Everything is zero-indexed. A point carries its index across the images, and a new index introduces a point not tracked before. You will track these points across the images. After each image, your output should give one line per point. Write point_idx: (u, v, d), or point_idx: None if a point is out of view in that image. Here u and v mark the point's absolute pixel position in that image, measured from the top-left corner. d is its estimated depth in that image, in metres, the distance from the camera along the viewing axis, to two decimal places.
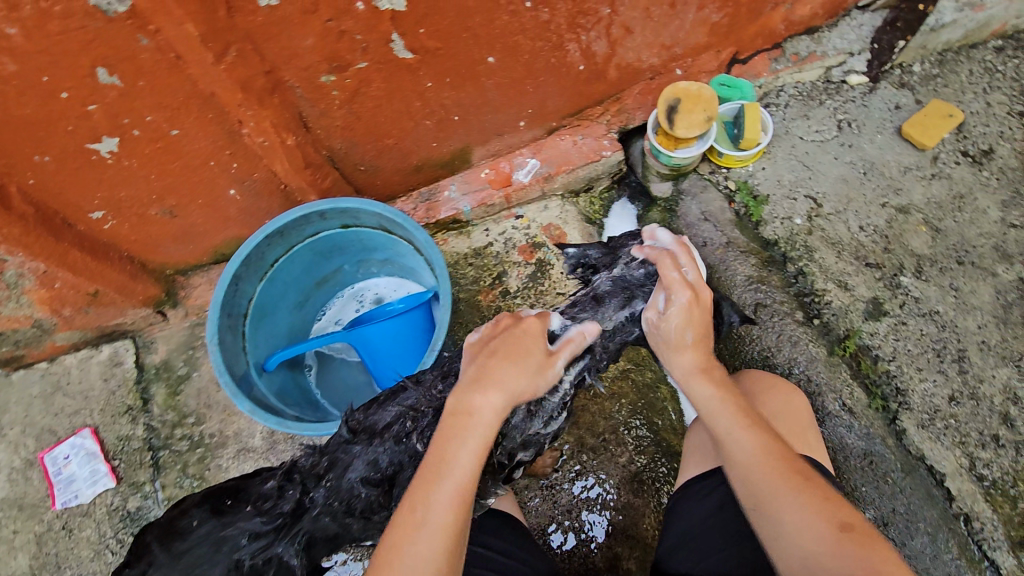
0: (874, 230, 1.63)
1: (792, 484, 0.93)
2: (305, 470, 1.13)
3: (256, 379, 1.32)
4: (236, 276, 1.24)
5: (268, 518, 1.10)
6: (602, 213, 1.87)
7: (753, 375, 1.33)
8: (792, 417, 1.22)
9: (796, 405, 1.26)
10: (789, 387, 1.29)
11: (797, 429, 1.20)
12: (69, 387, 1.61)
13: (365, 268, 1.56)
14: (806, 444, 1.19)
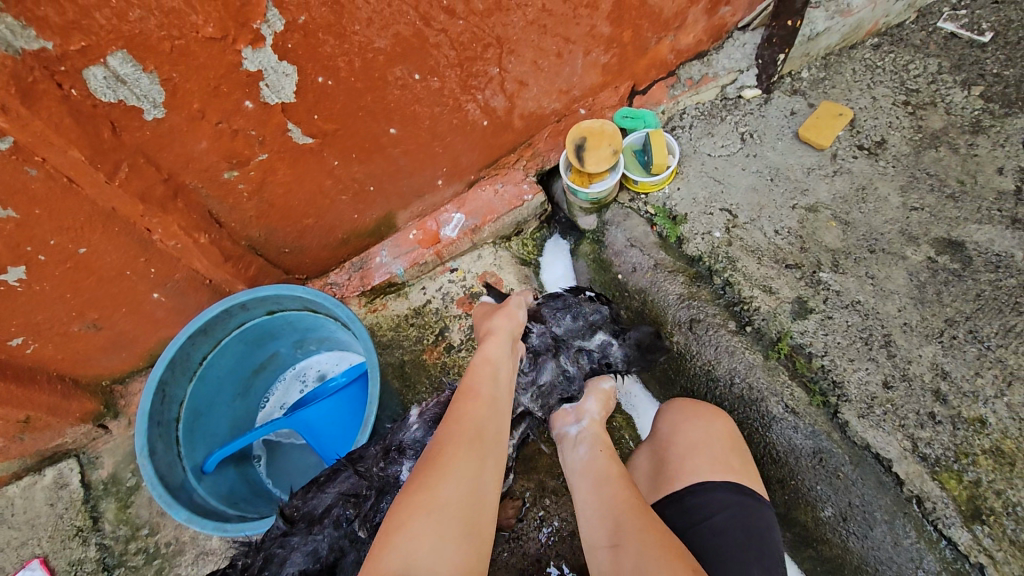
0: (788, 232, 1.70)
1: (640, 520, 1.04)
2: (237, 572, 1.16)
3: (197, 483, 1.29)
4: (161, 382, 1.24)
5: None
6: (537, 253, 1.94)
7: (678, 402, 1.37)
8: (716, 438, 1.26)
9: (719, 425, 1.29)
10: (711, 410, 1.32)
11: (721, 452, 1.24)
12: (14, 518, 1.55)
13: (303, 347, 1.56)
14: (733, 467, 1.22)
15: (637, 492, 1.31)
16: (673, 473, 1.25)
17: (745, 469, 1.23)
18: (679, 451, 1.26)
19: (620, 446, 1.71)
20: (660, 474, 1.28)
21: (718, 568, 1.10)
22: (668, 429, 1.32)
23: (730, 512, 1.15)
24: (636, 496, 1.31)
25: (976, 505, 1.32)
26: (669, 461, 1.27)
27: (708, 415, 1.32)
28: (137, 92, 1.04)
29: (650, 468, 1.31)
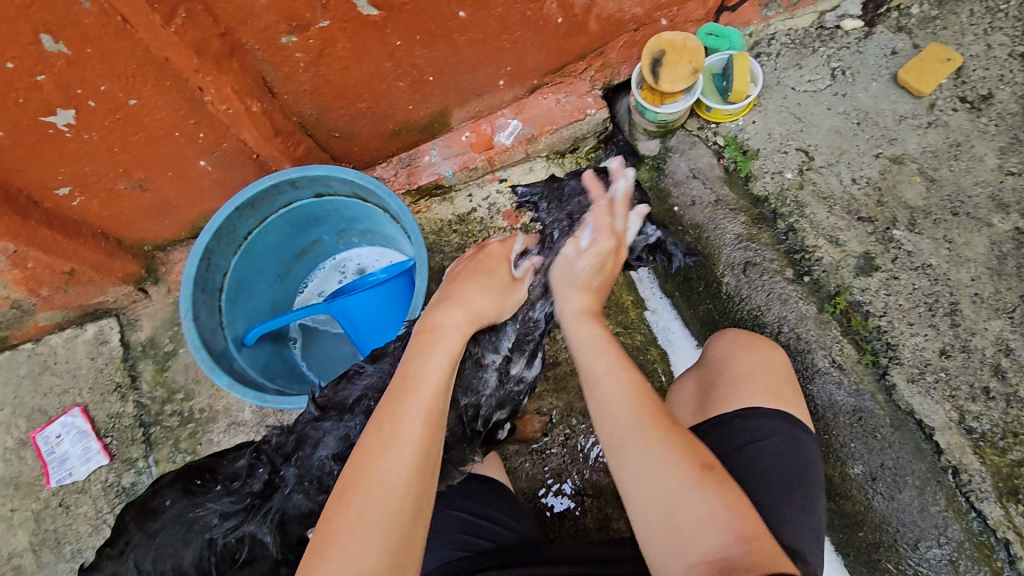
0: (867, 182, 1.58)
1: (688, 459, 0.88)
2: (271, 450, 1.13)
3: (236, 354, 1.31)
4: (208, 250, 1.22)
5: (238, 498, 1.10)
6: None
7: (731, 331, 1.32)
8: (770, 369, 1.22)
9: (774, 357, 1.25)
10: (769, 343, 1.28)
11: (775, 382, 1.20)
12: (57, 366, 1.61)
13: (345, 238, 1.53)
14: (782, 398, 1.18)
15: (677, 415, 1.27)
16: (722, 397, 1.20)
17: (796, 403, 1.20)
18: (730, 377, 1.22)
19: (652, 378, 1.66)
20: (705, 398, 1.23)
21: (758, 490, 1.09)
22: (720, 356, 1.27)
23: (780, 439, 1.13)
24: (676, 420, 1.27)
25: (1014, 484, 1.30)
26: (717, 386, 1.22)
27: (762, 347, 1.28)
28: None
29: (696, 393, 1.26)
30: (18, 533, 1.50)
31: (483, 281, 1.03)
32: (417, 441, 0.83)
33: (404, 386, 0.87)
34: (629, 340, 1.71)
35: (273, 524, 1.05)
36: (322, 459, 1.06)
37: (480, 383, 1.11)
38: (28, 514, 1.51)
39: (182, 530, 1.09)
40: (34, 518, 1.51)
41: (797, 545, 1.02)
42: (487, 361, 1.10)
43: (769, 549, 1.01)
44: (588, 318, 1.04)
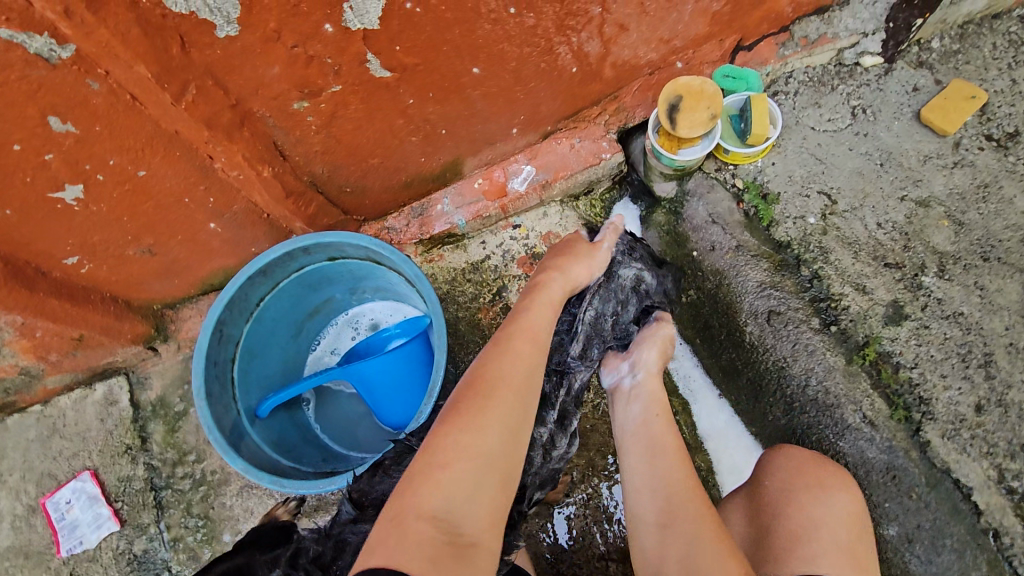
0: (893, 226, 1.54)
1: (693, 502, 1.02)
2: (309, 561, 1.06)
3: (249, 427, 1.27)
4: (220, 321, 1.19)
5: None
6: (604, 215, 1.78)
7: (793, 453, 1.30)
8: (840, 522, 1.18)
9: (843, 500, 1.21)
10: (836, 482, 1.23)
11: (846, 539, 1.17)
12: (65, 429, 1.57)
13: (358, 294, 1.50)
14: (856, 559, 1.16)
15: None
16: (781, 551, 1.17)
17: (868, 560, 1.17)
18: (792, 530, 1.19)
19: (675, 430, 1.62)
20: (760, 544, 1.20)
21: None
22: (776, 491, 1.25)
23: None
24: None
25: None
26: (778, 537, 1.19)
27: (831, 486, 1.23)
28: (211, 4, 0.91)
29: (748, 531, 1.24)
30: None
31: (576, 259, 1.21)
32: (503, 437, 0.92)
33: (503, 354, 1.02)
34: None
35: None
36: None
37: (528, 458, 1.25)
38: None
39: None
40: None
41: None
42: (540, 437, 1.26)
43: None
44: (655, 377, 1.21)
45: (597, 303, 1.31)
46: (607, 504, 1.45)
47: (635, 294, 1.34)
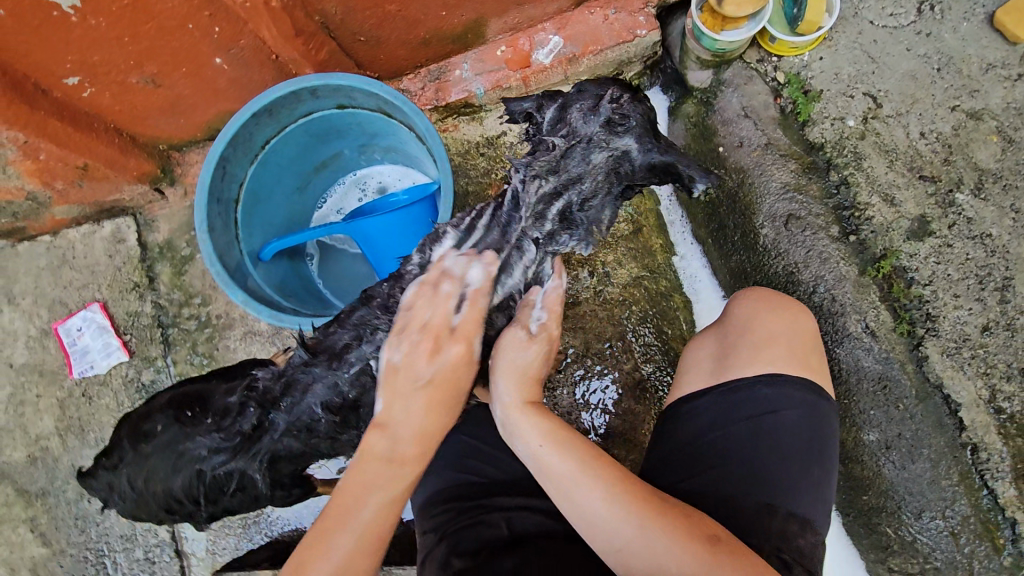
0: (936, 137, 1.44)
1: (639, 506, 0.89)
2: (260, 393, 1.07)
3: (252, 269, 1.27)
4: (223, 157, 1.17)
5: (226, 435, 1.08)
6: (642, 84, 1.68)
7: (757, 296, 1.22)
8: (795, 333, 1.16)
9: (803, 323, 1.18)
10: (796, 305, 1.20)
11: (800, 345, 1.15)
12: (75, 261, 1.61)
13: (367, 152, 1.45)
14: (809, 365, 1.14)
15: (692, 368, 1.20)
16: (745, 360, 1.14)
17: (819, 370, 1.15)
18: (756, 342, 1.15)
19: (673, 325, 1.56)
20: (723, 356, 1.17)
21: (776, 460, 1.09)
22: (743, 315, 1.20)
23: (803, 411, 1.10)
24: (688, 377, 1.21)
25: None
26: (740, 345, 1.16)
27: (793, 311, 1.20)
28: None
29: (711, 350, 1.20)
30: (45, 417, 1.54)
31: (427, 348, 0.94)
32: (393, 466, 0.87)
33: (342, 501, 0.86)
34: (653, 286, 1.58)
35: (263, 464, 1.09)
36: (312, 406, 1.05)
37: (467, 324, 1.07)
38: (52, 400, 1.55)
39: (172, 460, 1.10)
40: (59, 404, 1.55)
41: (808, 513, 1.08)
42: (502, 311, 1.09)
43: (778, 521, 1.05)
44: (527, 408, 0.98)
45: (557, 179, 1.07)
46: (594, 386, 1.51)
47: (610, 178, 1.07)
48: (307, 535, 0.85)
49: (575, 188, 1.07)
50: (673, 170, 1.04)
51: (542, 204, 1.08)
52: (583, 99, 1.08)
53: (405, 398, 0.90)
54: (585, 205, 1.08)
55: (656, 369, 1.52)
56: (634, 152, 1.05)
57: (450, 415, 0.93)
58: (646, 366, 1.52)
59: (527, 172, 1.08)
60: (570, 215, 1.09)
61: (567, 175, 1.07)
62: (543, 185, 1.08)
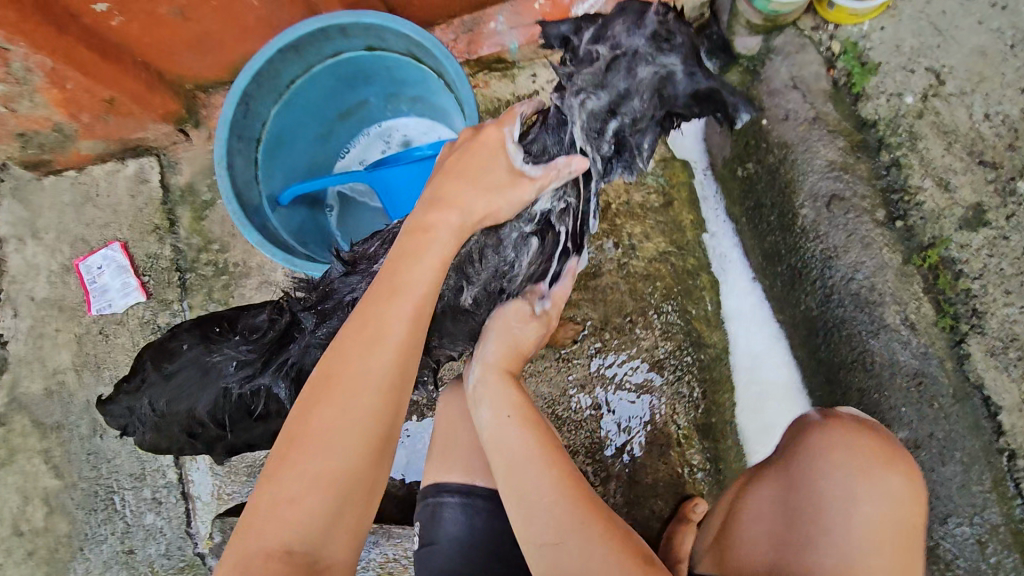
0: (1003, 120, 1.32)
1: (554, 481, 0.94)
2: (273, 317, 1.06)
3: (270, 212, 1.24)
4: (246, 93, 1.14)
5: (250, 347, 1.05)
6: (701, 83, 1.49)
7: (856, 440, 1.03)
8: (884, 504, 0.97)
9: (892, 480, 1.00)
10: (894, 461, 1.01)
11: (900, 541, 0.96)
12: (98, 199, 1.61)
13: (394, 103, 1.41)
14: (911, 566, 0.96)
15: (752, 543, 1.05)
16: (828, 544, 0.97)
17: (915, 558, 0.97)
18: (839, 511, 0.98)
19: (698, 305, 1.49)
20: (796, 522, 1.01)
21: None
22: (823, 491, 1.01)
23: None
24: (746, 551, 1.06)
25: None
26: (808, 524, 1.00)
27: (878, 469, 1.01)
28: None
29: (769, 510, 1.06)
30: (62, 352, 1.57)
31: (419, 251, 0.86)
32: (392, 364, 0.82)
33: (332, 397, 0.80)
34: (680, 263, 1.50)
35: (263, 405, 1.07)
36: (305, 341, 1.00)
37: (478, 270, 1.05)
38: (71, 335, 1.57)
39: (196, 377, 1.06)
40: (77, 340, 1.57)
41: None
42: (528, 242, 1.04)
43: None
44: (507, 379, 1.05)
45: (612, 93, 0.98)
46: (611, 362, 1.46)
47: (658, 106, 0.99)
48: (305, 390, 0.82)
49: (631, 107, 0.98)
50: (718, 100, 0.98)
51: (596, 127, 0.99)
52: (622, 16, 0.97)
53: (425, 240, 0.87)
54: (637, 129, 1.01)
55: (676, 347, 1.45)
56: (680, 74, 0.96)
57: (447, 244, 0.88)
58: (661, 346, 1.45)
59: (576, 85, 0.98)
60: (624, 138, 1.02)
61: (624, 88, 0.97)
62: (600, 100, 0.98)
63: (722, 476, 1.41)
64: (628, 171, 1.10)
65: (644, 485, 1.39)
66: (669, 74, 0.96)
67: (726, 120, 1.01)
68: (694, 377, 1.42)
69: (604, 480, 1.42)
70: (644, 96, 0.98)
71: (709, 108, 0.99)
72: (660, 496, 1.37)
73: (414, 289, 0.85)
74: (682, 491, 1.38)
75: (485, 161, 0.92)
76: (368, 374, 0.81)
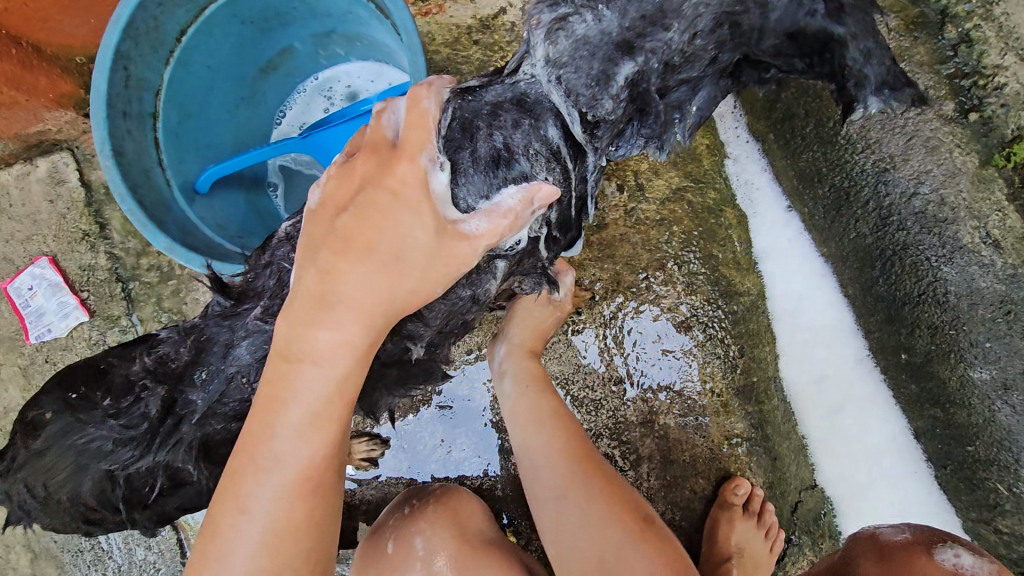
0: None
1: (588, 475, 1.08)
2: (169, 364, 0.85)
3: (185, 204, 1.02)
4: (121, 54, 0.92)
5: (127, 422, 0.84)
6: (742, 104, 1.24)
7: None
8: None
9: None
10: None
11: None
12: (13, 210, 1.37)
13: (327, 46, 1.14)
14: None
15: None
16: None
17: None
18: None
19: (726, 247, 1.24)
20: None
21: None
22: None
23: None
24: None
25: None
26: None
27: None
28: None
29: None
30: (10, 388, 1.37)
31: (318, 302, 0.67)
32: (312, 427, 0.69)
33: (244, 473, 0.69)
34: (700, 200, 1.24)
35: (191, 456, 0.84)
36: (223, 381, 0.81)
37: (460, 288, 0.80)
38: (15, 369, 1.37)
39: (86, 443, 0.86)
40: (23, 374, 1.37)
41: None
42: (493, 265, 0.79)
43: None
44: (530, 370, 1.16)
45: (623, 21, 0.67)
46: (629, 327, 1.23)
47: (717, 39, 0.69)
48: (229, 463, 0.71)
49: (657, 42, 0.67)
50: (841, 55, 0.70)
51: (592, 80, 0.69)
52: None
53: (318, 324, 0.67)
54: (670, 76, 0.71)
55: (705, 302, 1.22)
56: None
57: (352, 307, 0.67)
58: (685, 301, 1.22)
59: (545, 18, 0.68)
60: (644, 92, 0.70)
61: (642, 16, 0.66)
62: (599, 32, 0.67)
63: (772, 443, 1.21)
64: (654, 151, 0.78)
65: (682, 464, 1.20)
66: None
67: (841, 97, 0.75)
68: (727, 333, 1.21)
69: (635, 463, 1.22)
70: (692, 23, 0.66)
71: (828, 65, 0.72)
72: (701, 474, 1.20)
73: (320, 355, 0.68)
74: (725, 469, 1.20)
75: (402, 215, 0.65)
76: (284, 450, 0.69)
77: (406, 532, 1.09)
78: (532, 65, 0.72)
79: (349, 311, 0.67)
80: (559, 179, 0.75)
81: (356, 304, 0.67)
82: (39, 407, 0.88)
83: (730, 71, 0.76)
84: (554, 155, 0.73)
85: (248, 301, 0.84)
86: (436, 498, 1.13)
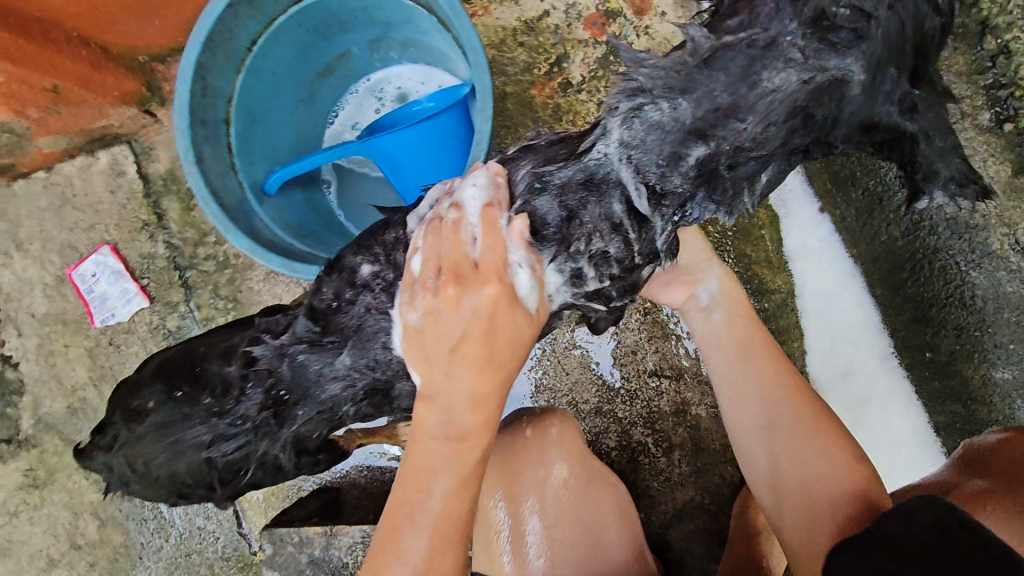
0: None
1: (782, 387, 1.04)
2: (269, 374, 0.92)
3: (256, 205, 1.09)
4: (201, 66, 0.98)
5: (228, 424, 0.93)
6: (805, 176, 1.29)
7: None
8: None
9: None
10: None
11: None
12: (76, 200, 1.44)
13: (381, 51, 1.20)
14: None
15: None
16: None
17: None
18: None
19: (757, 248, 1.32)
20: None
21: None
22: None
23: None
24: None
25: None
26: None
27: None
28: None
29: None
30: (77, 368, 1.46)
31: (447, 382, 0.73)
32: (448, 489, 0.74)
33: (392, 534, 0.74)
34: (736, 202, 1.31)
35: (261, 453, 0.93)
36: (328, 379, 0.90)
37: None
38: (81, 350, 1.46)
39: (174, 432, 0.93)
40: (89, 354, 1.45)
41: None
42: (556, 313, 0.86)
43: None
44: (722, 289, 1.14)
45: (697, 111, 0.70)
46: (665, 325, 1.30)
47: (789, 127, 0.70)
48: (377, 526, 0.77)
49: (729, 130, 0.70)
50: (911, 149, 0.74)
51: (661, 160, 0.73)
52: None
53: (448, 409, 0.73)
54: (740, 156, 0.72)
55: None
56: (856, 83, 0.67)
57: (476, 385, 0.73)
58: None
59: (622, 107, 0.72)
60: (713, 169, 0.73)
61: (715, 108, 0.69)
62: (673, 119, 0.70)
63: None
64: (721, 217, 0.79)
65: (712, 452, 1.28)
66: (835, 83, 0.67)
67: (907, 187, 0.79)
68: None
69: (667, 450, 1.29)
70: (766, 115, 0.68)
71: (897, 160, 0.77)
72: (731, 461, 1.28)
73: (451, 423, 0.74)
74: None
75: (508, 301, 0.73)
76: (427, 506, 0.73)
77: (541, 422, 1.17)
78: (606, 145, 0.75)
79: (475, 386, 0.73)
80: (620, 248, 0.79)
81: (477, 385, 0.73)
82: (146, 396, 0.95)
83: (799, 150, 0.75)
84: (618, 227, 0.77)
85: (333, 333, 0.89)
86: (561, 411, 1.20)
